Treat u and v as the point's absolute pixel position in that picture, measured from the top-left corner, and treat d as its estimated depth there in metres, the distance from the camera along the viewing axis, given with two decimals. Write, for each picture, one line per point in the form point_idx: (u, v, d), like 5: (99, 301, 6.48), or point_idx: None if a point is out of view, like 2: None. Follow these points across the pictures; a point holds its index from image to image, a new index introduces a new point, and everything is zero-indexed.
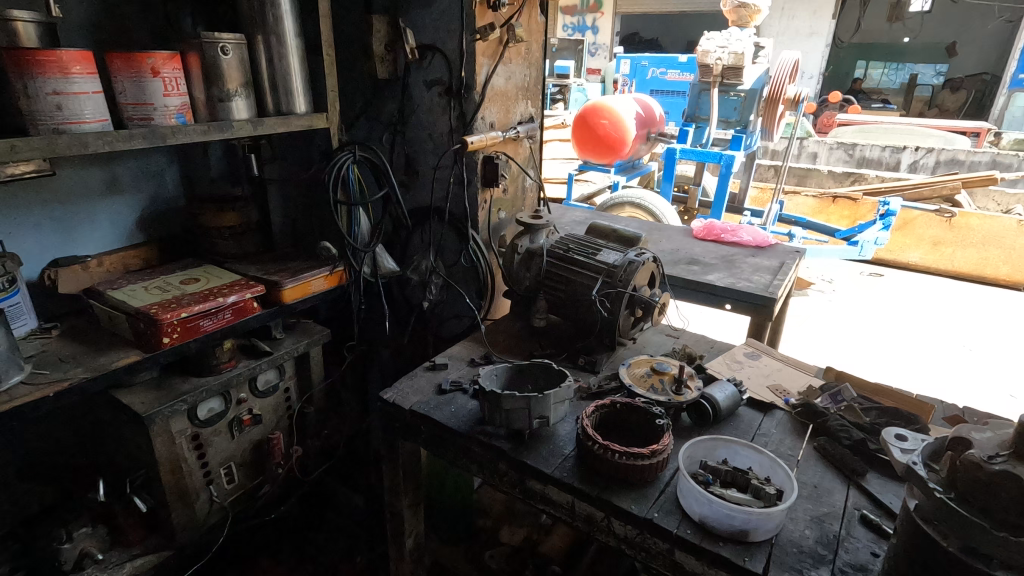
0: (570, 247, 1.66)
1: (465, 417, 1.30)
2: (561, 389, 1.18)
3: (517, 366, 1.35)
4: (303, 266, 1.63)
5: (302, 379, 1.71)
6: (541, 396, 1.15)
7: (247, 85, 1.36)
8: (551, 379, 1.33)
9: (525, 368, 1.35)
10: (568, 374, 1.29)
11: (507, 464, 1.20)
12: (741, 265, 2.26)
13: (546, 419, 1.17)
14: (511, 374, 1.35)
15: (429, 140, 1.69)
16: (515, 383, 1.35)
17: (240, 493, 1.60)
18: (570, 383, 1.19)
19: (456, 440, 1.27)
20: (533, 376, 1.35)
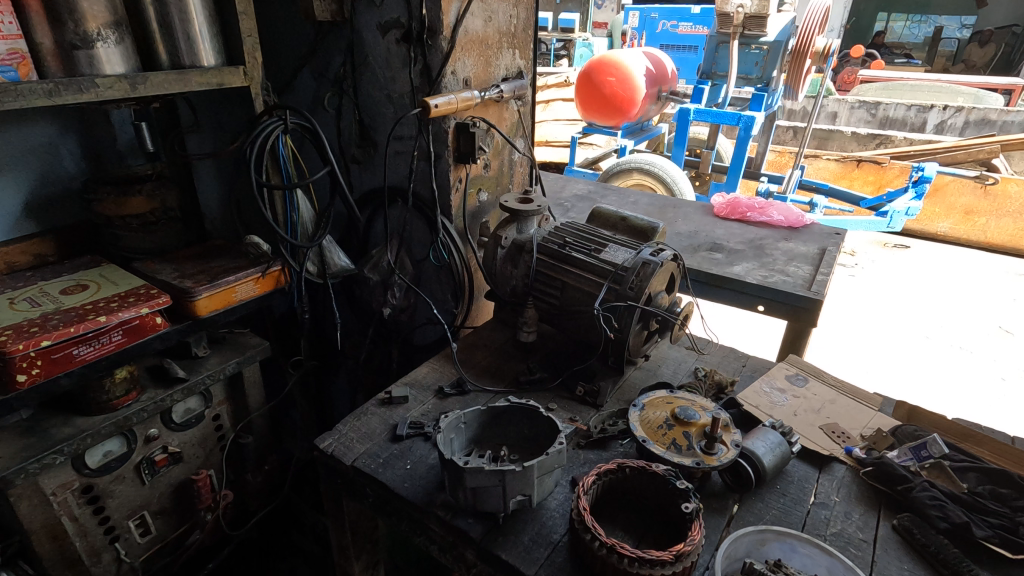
0: (568, 241, 1.30)
1: (424, 480, 0.97)
2: (548, 455, 0.85)
3: (495, 408, 1.02)
4: (230, 266, 1.29)
5: (237, 403, 1.40)
6: (519, 469, 0.82)
7: (120, 25, 0.99)
8: (539, 428, 1.00)
9: (506, 411, 1.02)
10: (560, 426, 0.95)
11: (474, 555, 0.88)
12: (773, 253, 1.90)
13: (528, 497, 0.85)
14: (486, 419, 1.02)
15: (388, 103, 1.31)
16: (492, 431, 1.03)
17: (159, 545, 1.31)
18: (560, 446, 0.86)
19: (409, 513, 0.96)
20: (515, 421, 1.02)
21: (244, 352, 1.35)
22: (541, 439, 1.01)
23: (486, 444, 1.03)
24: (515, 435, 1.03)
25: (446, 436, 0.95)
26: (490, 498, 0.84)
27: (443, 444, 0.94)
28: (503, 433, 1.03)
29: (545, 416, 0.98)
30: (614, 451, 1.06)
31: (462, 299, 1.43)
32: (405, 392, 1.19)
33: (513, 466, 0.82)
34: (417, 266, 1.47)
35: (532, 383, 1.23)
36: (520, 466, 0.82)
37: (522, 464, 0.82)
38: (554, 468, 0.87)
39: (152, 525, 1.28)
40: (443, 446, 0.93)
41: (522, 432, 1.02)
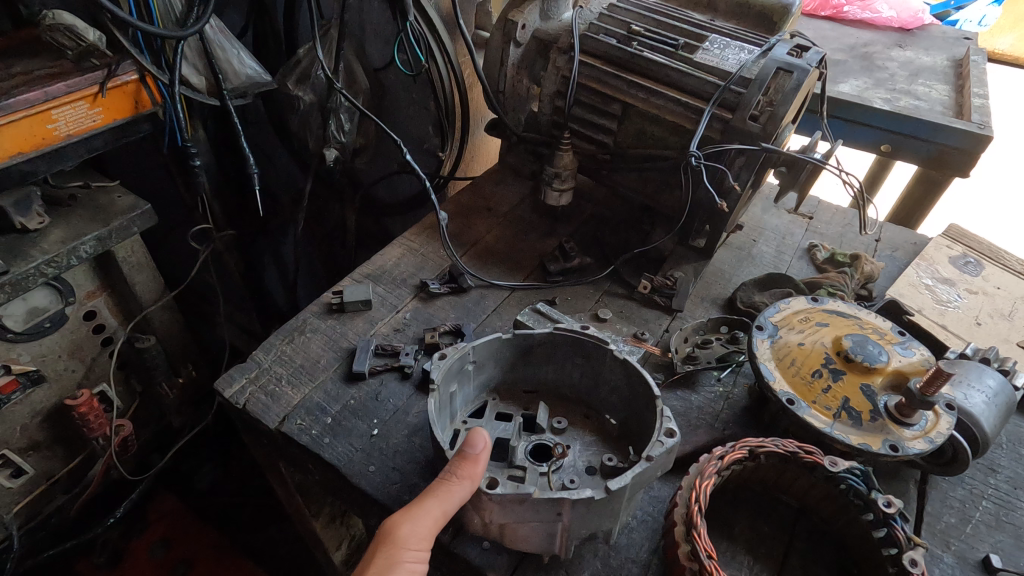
0: (634, 29, 0.75)
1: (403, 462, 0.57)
2: (648, 458, 0.47)
3: (526, 339, 0.58)
4: (40, 72, 0.73)
5: (120, 294, 0.93)
6: (601, 496, 0.45)
7: None
8: (602, 372, 0.58)
9: (544, 341, 0.59)
10: (654, 381, 0.53)
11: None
12: (886, 65, 1.34)
13: (603, 527, 0.49)
14: (510, 355, 0.59)
15: None
16: (518, 370, 0.61)
17: (43, 486, 0.94)
18: (670, 442, 0.48)
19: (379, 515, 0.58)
20: (558, 359, 0.60)
21: (108, 220, 0.84)
22: (602, 388, 0.60)
23: (506, 392, 0.62)
24: (557, 378, 0.61)
25: (444, 395, 0.53)
26: (529, 522, 0.48)
27: (440, 410, 0.53)
28: (533, 373, 0.62)
29: (614, 355, 0.56)
30: (710, 394, 0.65)
31: (451, 135, 0.91)
32: (369, 292, 0.74)
33: (591, 492, 0.45)
34: (376, 76, 0.91)
35: (568, 275, 0.78)
36: (606, 488, 0.45)
37: (608, 486, 0.45)
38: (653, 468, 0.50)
39: (24, 465, 0.90)
40: (438, 416, 0.52)
41: (567, 375, 0.61)
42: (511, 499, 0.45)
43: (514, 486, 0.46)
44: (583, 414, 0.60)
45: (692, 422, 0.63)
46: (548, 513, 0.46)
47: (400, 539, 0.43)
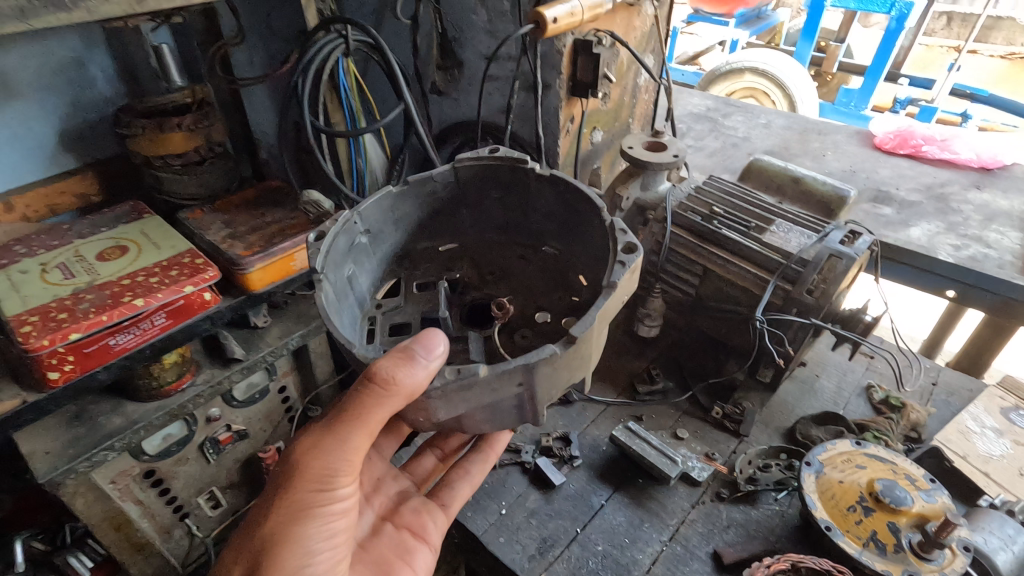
0: (714, 209, 0.97)
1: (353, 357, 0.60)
2: (611, 285, 0.53)
3: (426, 183, 0.68)
4: (286, 225, 1.06)
5: (304, 374, 1.24)
6: (563, 348, 0.49)
7: None
8: (530, 201, 0.69)
9: (433, 184, 0.68)
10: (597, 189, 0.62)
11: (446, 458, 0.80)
12: (961, 208, 1.46)
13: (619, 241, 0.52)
14: (412, 207, 0.69)
15: (481, 7, 0.97)
16: (428, 228, 0.72)
17: (231, 517, 1.23)
18: (631, 262, 0.55)
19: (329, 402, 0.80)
20: (475, 196, 0.71)
21: (309, 322, 1.15)
22: (537, 218, 0.70)
23: (421, 256, 0.71)
24: (473, 224, 0.73)
25: (338, 284, 0.57)
26: (483, 414, 0.52)
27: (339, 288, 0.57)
28: (432, 223, 0.72)
29: (537, 173, 0.67)
30: (768, 511, 0.81)
31: None
32: None
33: (553, 349, 0.49)
34: None
35: (654, 396, 0.98)
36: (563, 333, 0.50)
37: (570, 337, 0.50)
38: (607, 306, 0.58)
39: (223, 500, 1.19)
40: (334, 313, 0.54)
41: (481, 223, 0.73)
42: (457, 387, 0.48)
43: (457, 373, 0.48)
44: (520, 255, 0.72)
45: (750, 533, 0.79)
46: (507, 390, 0.49)
47: (323, 473, 0.56)
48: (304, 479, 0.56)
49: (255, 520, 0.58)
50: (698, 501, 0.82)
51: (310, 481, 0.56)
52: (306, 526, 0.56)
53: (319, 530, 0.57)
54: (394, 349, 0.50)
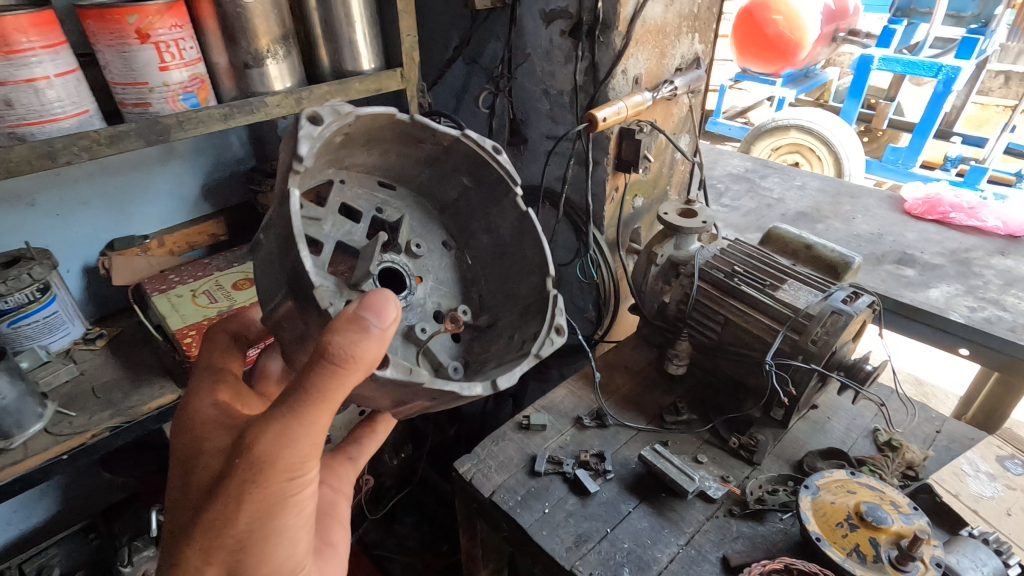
0: (735, 268, 1.14)
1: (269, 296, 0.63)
2: (538, 358, 0.65)
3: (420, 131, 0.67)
4: None
5: None
6: (489, 390, 0.61)
7: (289, 39, 0.96)
8: (498, 199, 0.74)
9: (426, 134, 0.66)
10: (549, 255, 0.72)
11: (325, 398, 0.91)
12: (983, 272, 1.56)
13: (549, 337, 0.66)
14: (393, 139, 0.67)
15: (545, 99, 1.20)
16: (387, 157, 0.71)
17: None
18: (557, 345, 0.67)
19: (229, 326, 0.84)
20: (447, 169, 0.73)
21: None
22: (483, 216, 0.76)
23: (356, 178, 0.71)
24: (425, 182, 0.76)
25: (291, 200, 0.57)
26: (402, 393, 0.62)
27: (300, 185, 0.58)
28: (392, 166, 0.73)
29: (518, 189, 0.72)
30: (773, 527, 0.95)
31: (605, 314, 1.34)
32: (543, 417, 1.15)
33: (480, 388, 0.61)
34: (559, 270, 1.40)
35: (679, 425, 1.14)
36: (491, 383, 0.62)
37: (495, 386, 0.61)
38: (513, 354, 0.69)
39: None
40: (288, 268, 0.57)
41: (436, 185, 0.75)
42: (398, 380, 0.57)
43: (404, 371, 0.57)
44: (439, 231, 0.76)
45: (755, 544, 0.93)
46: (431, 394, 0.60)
47: (292, 458, 0.57)
48: (267, 472, 0.57)
49: (223, 518, 0.58)
50: (712, 515, 0.97)
51: (281, 472, 0.57)
52: (281, 506, 0.59)
53: (291, 509, 0.60)
54: (349, 323, 0.52)
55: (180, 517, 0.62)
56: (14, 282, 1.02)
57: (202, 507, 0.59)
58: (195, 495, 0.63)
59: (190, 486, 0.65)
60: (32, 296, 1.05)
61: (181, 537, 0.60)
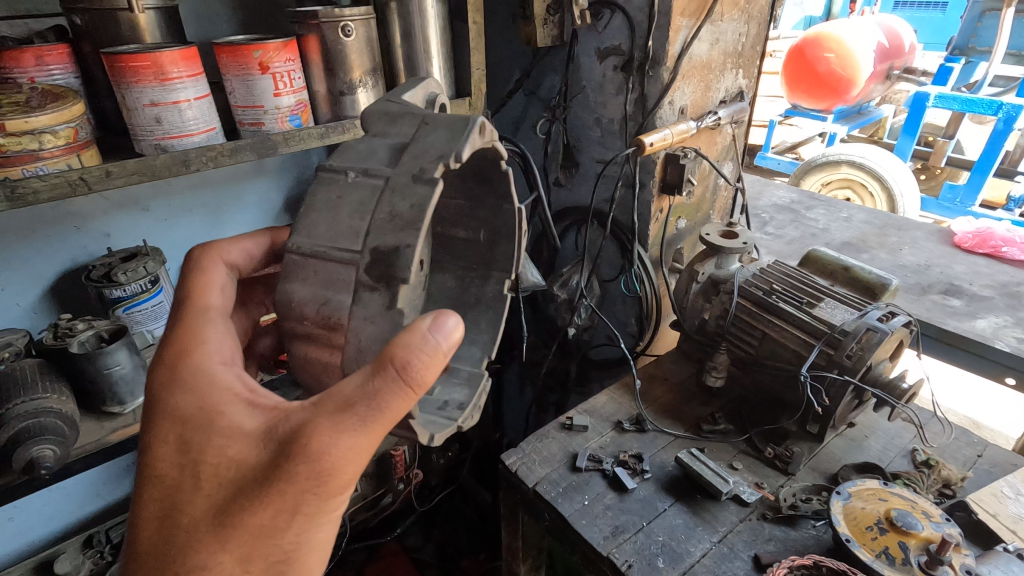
0: (773, 286, 1.21)
1: (324, 257, 0.60)
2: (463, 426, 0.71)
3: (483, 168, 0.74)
4: None
5: None
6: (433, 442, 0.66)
7: (377, 71, 1.11)
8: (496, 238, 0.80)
9: (499, 178, 0.74)
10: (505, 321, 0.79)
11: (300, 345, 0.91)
12: None
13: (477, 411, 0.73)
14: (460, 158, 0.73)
15: (596, 126, 1.32)
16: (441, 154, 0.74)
17: (362, 503, 1.54)
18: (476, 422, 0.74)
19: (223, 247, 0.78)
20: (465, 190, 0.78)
21: None
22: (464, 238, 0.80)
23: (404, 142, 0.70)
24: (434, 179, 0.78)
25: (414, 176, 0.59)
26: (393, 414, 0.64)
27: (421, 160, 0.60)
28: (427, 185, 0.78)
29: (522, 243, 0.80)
30: (806, 533, 0.99)
31: (647, 328, 1.41)
32: (585, 420, 1.23)
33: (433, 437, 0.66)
34: (604, 286, 1.49)
35: (716, 434, 1.19)
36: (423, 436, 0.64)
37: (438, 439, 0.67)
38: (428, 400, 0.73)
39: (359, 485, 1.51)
40: (384, 242, 0.57)
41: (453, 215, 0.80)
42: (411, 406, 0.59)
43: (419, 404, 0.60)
44: None
45: (788, 546, 0.96)
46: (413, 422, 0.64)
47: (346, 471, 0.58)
48: (319, 483, 0.56)
49: (266, 522, 0.57)
50: (746, 517, 1.02)
51: (337, 482, 0.58)
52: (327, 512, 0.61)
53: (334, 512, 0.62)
54: (421, 343, 0.54)
55: (203, 506, 0.58)
56: (132, 273, 1.19)
57: (236, 504, 0.57)
58: (215, 480, 0.58)
59: (204, 475, 0.59)
60: (145, 286, 1.21)
61: (211, 539, 0.57)
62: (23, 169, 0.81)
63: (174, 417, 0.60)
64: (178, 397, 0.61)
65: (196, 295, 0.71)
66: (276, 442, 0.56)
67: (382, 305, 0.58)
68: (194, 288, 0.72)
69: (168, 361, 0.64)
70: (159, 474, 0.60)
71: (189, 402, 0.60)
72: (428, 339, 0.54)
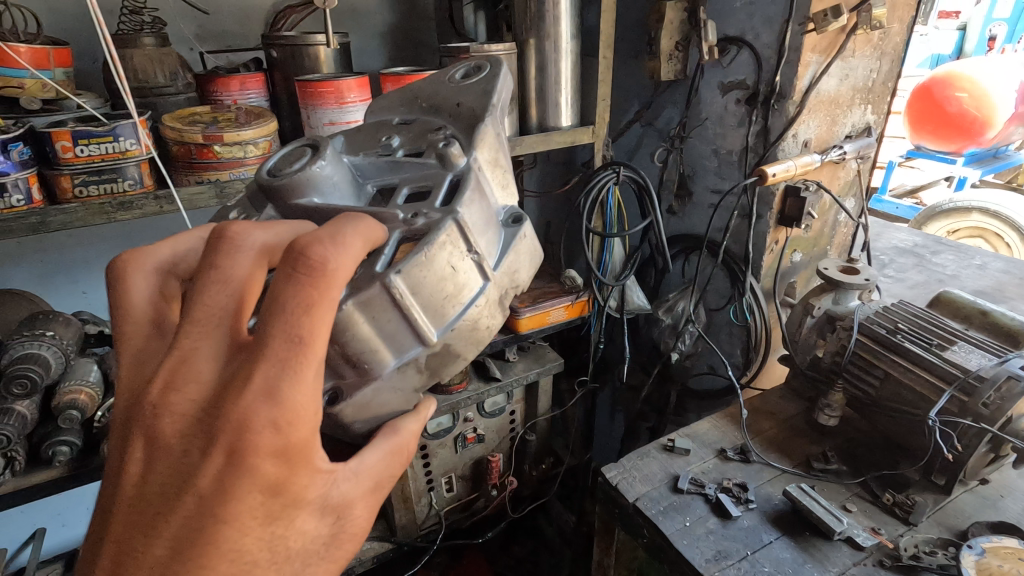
0: (899, 325, 1.16)
1: (409, 318, 0.56)
2: None
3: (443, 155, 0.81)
4: (544, 291, 1.50)
5: (529, 405, 1.63)
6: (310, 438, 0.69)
7: (512, 100, 1.22)
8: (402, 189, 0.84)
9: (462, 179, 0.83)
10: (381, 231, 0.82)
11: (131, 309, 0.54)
12: None
13: None
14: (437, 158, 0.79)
15: (713, 157, 1.35)
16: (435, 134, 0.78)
17: (457, 503, 1.62)
18: None
19: (375, 230, 0.52)
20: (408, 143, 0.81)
21: (544, 364, 1.56)
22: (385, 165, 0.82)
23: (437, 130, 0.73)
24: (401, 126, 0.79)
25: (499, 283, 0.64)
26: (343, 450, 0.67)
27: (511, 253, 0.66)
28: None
29: None
30: None
31: (754, 360, 1.40)
32: (688, 444, 1.23)
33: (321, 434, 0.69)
34: (710, 315, 1.49)
35: (827, 474, 1.15)
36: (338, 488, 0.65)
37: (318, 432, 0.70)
38: None
39: (455, 486, 1.59)
40: (455, 343, 0.61)
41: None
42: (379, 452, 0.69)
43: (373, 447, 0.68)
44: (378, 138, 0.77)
45: None
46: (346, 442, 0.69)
47: None
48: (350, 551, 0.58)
49: None
50: (860, 561, 0.98)
51: None
52: None
53: None
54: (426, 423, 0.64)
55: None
56: None
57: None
58: (285, 560, 0.49)
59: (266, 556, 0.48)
60: None
61: None
62: (230, 173, 0.99)
63: (258, 486, 0.46)
64: (271, 463, 0.46)
65: (313, 331, 0.46)
66: (333, 515, 0.53)
67: (413, 387, 0.61)
68: (317, 320, 0.46)
69: (261, 409, 0.45)
70: (244, 553, 0.46)
71: (282, 472, 0.47)
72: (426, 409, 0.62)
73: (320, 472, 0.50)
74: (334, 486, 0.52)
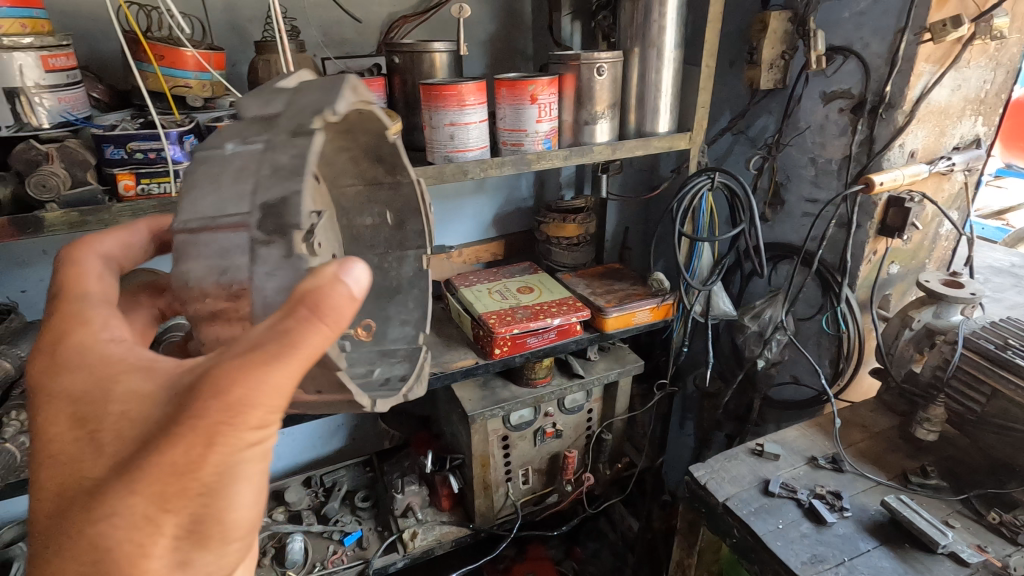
0: (1009, 340, 1.13)
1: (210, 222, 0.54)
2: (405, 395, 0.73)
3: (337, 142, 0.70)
4: (631, 293, 1.54)
5: (607, 405, 1.66)
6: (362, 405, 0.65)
7: (615, 106, 1.27)
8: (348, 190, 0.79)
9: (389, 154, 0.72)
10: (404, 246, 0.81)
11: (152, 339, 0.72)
12: None
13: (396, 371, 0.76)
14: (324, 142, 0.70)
15: (810, 166, 1.35)
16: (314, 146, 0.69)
17: (532, 495, 1.67)
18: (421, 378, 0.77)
19: None
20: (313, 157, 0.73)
21: (624, 365, 1.60)
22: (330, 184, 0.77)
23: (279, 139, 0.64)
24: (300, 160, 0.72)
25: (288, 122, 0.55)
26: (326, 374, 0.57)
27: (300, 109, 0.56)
28: (333, 164, 0.75)
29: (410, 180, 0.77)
30: None
31: (845, 371, 1.38)
32: (777, 449, 1.23)
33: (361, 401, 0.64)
34: (798, 324, 1.49)
35: (926, 489, 1.13)
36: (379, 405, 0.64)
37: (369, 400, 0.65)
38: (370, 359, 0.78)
39: (532, 479, 1.64)
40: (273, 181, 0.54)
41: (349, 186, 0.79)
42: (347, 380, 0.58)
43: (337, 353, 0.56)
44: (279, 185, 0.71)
45: None
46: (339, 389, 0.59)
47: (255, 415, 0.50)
48: (218, 435, 0.49)
49: (171, 484, 0.49)
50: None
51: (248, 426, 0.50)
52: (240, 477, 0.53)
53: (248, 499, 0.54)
54: (326, 280, 0.49)
55: (102, 467, 0.50)
56: None
57: (137, 457, 0.49)
58: (111, 455, 0.51)
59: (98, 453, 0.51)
60: None
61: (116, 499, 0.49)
62: None
63: (69, 398, 0.53)
64: (68, 373, 0.54)
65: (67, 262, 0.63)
66: (173, 395, 0.50)
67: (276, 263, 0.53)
68: (74, 256, 0.64)
69: (47, 336, 0.56)
70: (58, 456, 0.52)
71: (82, 386, 0.53)
72: (318, 272, 0.50)
73: (151, 368, 0.52)
74: (181, 370, 0.51)
